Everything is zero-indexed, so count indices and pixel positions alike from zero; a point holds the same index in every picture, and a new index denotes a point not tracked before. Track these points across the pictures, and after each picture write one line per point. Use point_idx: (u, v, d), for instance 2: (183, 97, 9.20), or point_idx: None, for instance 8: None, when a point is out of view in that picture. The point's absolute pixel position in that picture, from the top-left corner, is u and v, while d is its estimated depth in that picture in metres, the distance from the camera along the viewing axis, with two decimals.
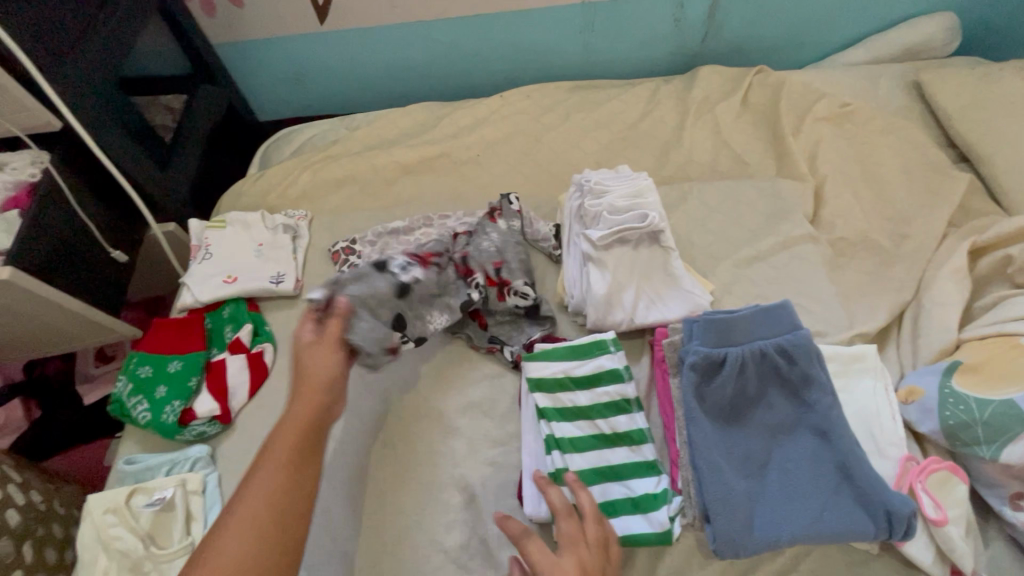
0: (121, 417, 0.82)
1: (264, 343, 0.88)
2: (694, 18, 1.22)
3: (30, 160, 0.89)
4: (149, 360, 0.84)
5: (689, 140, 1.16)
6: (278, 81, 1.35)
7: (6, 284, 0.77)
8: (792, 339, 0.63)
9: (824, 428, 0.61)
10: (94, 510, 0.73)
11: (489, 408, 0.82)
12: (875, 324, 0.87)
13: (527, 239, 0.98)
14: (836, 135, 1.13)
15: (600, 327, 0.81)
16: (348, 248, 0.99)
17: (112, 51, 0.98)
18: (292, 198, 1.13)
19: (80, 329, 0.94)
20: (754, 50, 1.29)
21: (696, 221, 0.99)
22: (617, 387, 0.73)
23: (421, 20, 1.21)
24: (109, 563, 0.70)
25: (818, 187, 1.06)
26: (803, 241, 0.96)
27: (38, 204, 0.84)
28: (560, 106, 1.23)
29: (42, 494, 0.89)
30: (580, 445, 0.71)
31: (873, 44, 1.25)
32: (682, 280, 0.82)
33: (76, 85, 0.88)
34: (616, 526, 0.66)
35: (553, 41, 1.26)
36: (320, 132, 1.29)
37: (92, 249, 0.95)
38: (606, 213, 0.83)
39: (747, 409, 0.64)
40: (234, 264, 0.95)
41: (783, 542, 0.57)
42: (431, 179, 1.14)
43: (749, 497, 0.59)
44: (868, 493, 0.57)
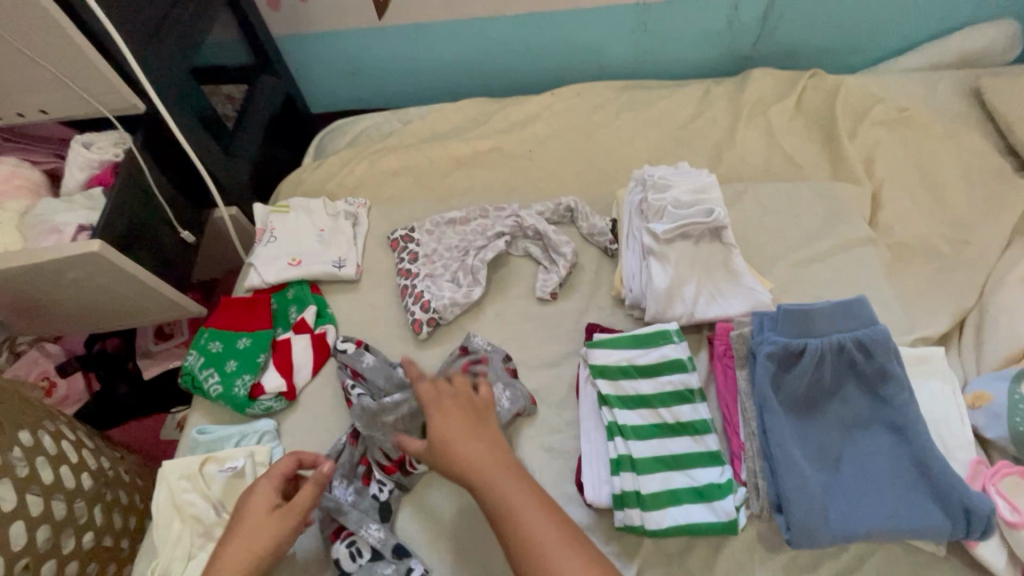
0: (193, 389, 0.85)
1: (327, 324, 0.91)
2: (749, 19, 1.22)
3: (114, 141, 0.93)
4: (219, 337, 0.88)
5: (742, 140, 1.15)
6: (331, 74, 1.38)
7: (94, 257, 0.81)
8: (871, 336, 0.67)
9: (898, 423, 0.65)
10: (168, 476, 0.75)
11: (546, 396, 0.83)
12: (936, 330, 0.88)
13: (582, 233, 0.98)
14: (895, 139, 1.11)
15: (660, 320, 0.82)
16: (406, 236, 0.99)
17: (190, 40, 1.01)
18: (348, 187, 1.15)
19: (151, 305, 0.98)
20: (808, 53, 1.28)
21: (752, 220, 0.99)
22: (681, 377, 0.73)
23: (476, 17, 1.22)
24: (183, 527, 0.72)
25: (876, 191, 1.05)
26: (862, 244, 0.96)
27: (123, 182, 0.89)
28: (612, 103, 1.23)
29: (110, 461, 0.93)
30: (642, 433, 0.71)
31: (932, 50, 1.23)
32: (743, 277, 0.83)
33: (159, 71, 0.92)
34: (677, 514, 0.67)
35: (605, 40, 1.26)
36: (374, 123, 1.31)
37: (166, 228, 0.99)
38: (670, 207, 0.85)
39: (820, 403, 0.67)
40: (298, 247, 0.98)
41: (860, 533, 0.61)
42: (484, 172, 1.16)
43: (824, 486, 0.63)
44: (942, 488, 0.61)
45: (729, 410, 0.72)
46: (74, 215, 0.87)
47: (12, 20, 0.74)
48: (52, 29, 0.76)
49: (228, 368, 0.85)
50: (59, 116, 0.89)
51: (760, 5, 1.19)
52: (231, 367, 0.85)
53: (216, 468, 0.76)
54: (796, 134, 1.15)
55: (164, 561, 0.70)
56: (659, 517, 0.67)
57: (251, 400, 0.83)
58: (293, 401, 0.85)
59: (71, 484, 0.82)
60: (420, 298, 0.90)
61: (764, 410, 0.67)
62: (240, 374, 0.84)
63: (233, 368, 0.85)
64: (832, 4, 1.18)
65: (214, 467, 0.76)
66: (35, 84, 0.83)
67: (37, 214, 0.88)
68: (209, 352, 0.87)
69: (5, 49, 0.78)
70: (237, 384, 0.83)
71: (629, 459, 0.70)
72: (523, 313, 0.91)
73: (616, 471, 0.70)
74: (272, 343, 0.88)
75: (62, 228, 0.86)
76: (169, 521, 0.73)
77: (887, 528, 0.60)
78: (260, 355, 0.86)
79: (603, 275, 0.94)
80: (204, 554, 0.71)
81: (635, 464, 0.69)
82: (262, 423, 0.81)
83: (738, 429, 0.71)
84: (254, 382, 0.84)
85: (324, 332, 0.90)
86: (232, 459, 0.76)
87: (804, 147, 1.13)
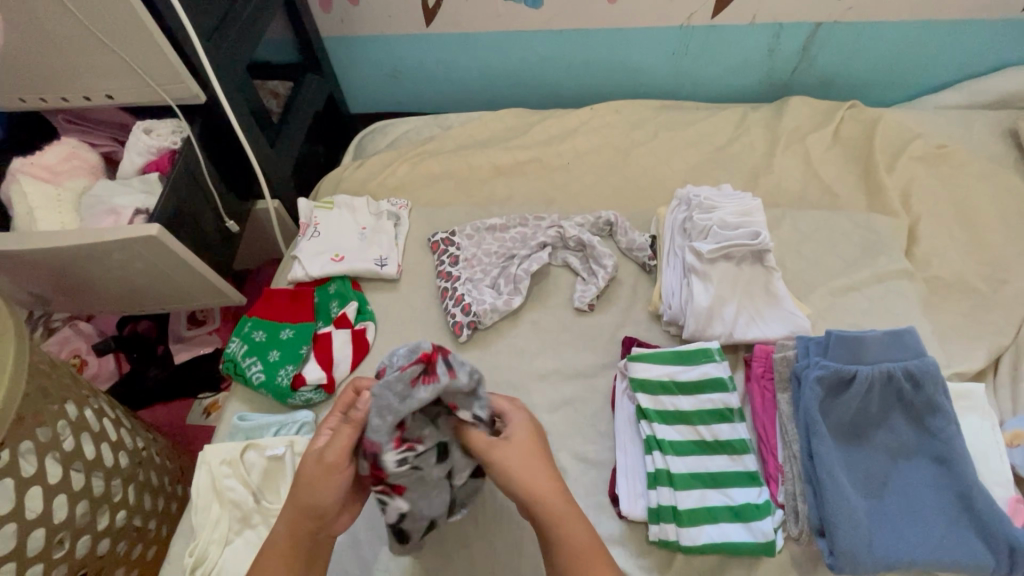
0: (233, 375, 0.88)
1: (367, 321, 0.93)
2: (789, 49, 1.24)
3: (173, 129, 0.95)
4: (262, 326, 0.91)
5: (778, 166, 1.15)
6: (374, 78, 1.41)
7: (151, 240, 0.82)
8: (920, 366, 0.68)
9: (945, 456, 0.65)
10: (210, 460, 0.77)
11: (581, 406, 0.83)
12: (974, 366, 0.89)
13: (620, 248, 0.99)
14: (932, 175, 1.12)
15: (699, 339, 0.83)
16: (447, 240, 1.01)
17: (250, 36, 1.03)
18: (389, 187, 1.17)
19: (196, 290, 1.00)
20: (845, 85, 1.30)
21: (790, 245, 1.01)
22: (722, 396, 0.74)
23: (521, 31, 1.25)
24: (222, 512, 0.74)
25: (912, 224, 1.06)
26: (899, 276, 0.97)
27: (179, 169, 0.91)
28: (650, 122, 1.24)
29: (144, 442, 0.94)
30: (680, 449, 0.72)
31: (969, 89, 1.25)
32: (783, 301, 0.83)
33: (220, 62, 0.94)
34: (713, 532, 0.67)
35: (644, 60, 1.29)
36: (415, 127, 1.33)
37: (213, 217, 1.01)
38: (715, 228, 0.86)
39: (865, 430, 0.68)
40: (341, 244, 0.99)
41: (903, 562, 0.61)
42: (522, 181, 1.17)
43: (869, 515, 0.63)
44: (990, 525, 0.61)
45: (767, 433, 0.73)
46: (131, 198, 0.90)
47: (95, 8, 0.77)
48: (133, 24, 0.78)
49: (270, 358, 0.87)
50: (122, 102, 0.91)
51: (803, 35, 1.21)
52: (274, 357, 0.88)
53: (257, 456, 0.78)
54: (834, 163, 1.16)
55: (201, 545, 0.72)
56: (695, 534, 0.67)
57: (292, 391, 0.85)
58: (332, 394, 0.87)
59: (110, 463, 0.83)
60: (461, 301, 0.92)
61: (810, 432, 0.68)
62: (283, 364, 0.87)
63: (276, 358, 0.87)
64: (873, 39, 1.20)
65: (254, 455, 0.78)
66: (103, 72, 0.86)
67: (94, 195, 0.91)
68: (252, 341, 0.89)
69: (83, 36, 0.80)
70: (279, 374, 0.86)
71: (667, 474, 0.71)
72: (560, 324, 0.92)
73: (653, 485, 0.71)
74: (313, 335, 0.90)
75: (120, 211, 0.89)
76: (207, 504, 0.74)
77: (932, 560, 0.61)
78: (302, 347, 0.89)
79: (640, 290, 0.95)
80: (240, 540, 0.73)
81: (673, 479, 0.70)
82: (301, 414, 0.83)
83: (776, 452, 0.71)
84: (296, 372, 0.86)
85: (365, 328, 0.91)
86: (273, 447, 0.78)
87: (842, 177, 1.14)
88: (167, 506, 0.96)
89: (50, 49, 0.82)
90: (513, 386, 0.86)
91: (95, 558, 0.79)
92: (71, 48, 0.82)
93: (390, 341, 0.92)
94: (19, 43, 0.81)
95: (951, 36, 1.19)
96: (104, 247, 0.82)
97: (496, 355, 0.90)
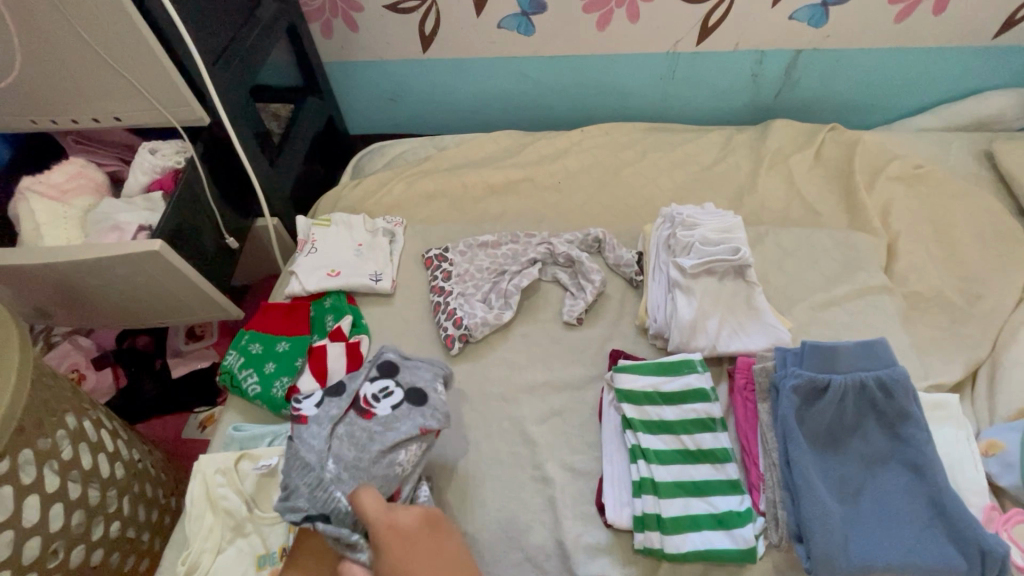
0: (231, 387, 0.90)
1: (361, 334, 0.95)
2: (771, 74, 1.29)
3: (177, 149, 0.99)
4: (259, 339, 0.94)
5: (762, 186, 1.19)
6: (373, 101, 1.46)
7: (154, 255, 0.85)
8: (890, 375, 0.71)
9: (917, 463, 0.67)
10: (205, 469, 0.78)
11: (570, 417, 0.85)
12: (951, 378, 0.91)
13: (609, 264, 1.02)
14: (910, 195, 1.16)
15: (683, 351, 0.85)
16: (440, 256, 1.04)
17: (254, 62, 1.08)
18: (386, 206, 1.21)
19: (195, 305, 1.02)
20: (826, 108, 1.35)
21: (773, 261, 1.04)
22: (704, 406, 0.77)
23: (514, 57, 1.30)
24: (215, 520, 0.75)
25: (891, 241, 1.10)
26: (878, 291, 1.00)
27: (182, 187, 0.94)
28: (639, 143, 1.29)
29: (140, 455, 0.95)
30: (664, 458, 0.74)
31: (945, 112, 1.30)
32: (764, 314, 0.86)
33: (225, 86, 0.99)
34: (697, 540, 0.69)
35: (633, 85, 1.34)
36: (411, 148, 1.37)
37: (214, 234, 1.04)
38: (697, 244, 0.89)
39: (841, 438, 0.71)
40: (337, 260, 1.02)
41: (878, 566, 0.62)
42: (514, 200, 1.21)
43: (845, 520, 0.65)
44: (962, 530, 0.63)
45: (749, 442, 0.75)
46: (135, 215, 0.94)
47: (108, 36, 0.81)
48: (145, 52, 0.83)
49: (266, 370, 0.90)
50: (130, 124, 0.95)
51: (784, 61, 1.26)
52: (270, 368, 0.90)
53: (251, 465, 0.79)
54: (816, 183, 1.20)
55: (194, 553, 0.73)
56: (679, 541, 0.69)
57: (287, 402, 0.87)
58: None
59: (106, 473, 0.85)
60: (453, 315, 0.94)
61: (787, 440, 0.70)
62: (278, 376, 0.89)
63: (272, 370, 0.90)
64: (851, 65, 1.26)
65: (248, 464, 0.79)
66: (113, 96, 0.90)
67: (100, 212, 0.94)
68: (249, 353, 0.92)
69: (96, 62, 0.85)
70: (275, 385, 0.88)
71: (652, 482, 0.73)
72: (550, 337, 0.95)
73: (638, 493, 0.72)
74: (308, 348, 0.93)
75: (124, 227, 0.92)
76: (200, 513, 0.76)
77: (906, 565, 0.62)
78: (297, 359, 0.91)
79: (628, 305, 0.98)
80: (233, 548, 0.74)
81: (657, 487, 0.72)
82: None
83: (757, 461, 0.73)
84: (291, 384, 0.88)
85: (358, 341, 0.94)
86: (267, 456, 0.79)
87: (824, 196, 1.18)
88: (161, 519, 0.97)
89: (63, 73, 0.86)
90: (503, 398, 0.88)
91: (87, 568, 0.80)
92: (84, 73, 0.86)
93: (384, 354, 0.95)
94: (35, 68, 0.85)
95: (926, 61, 1.24)
96: (107, 262, 0.85)
97: (488, 367, 0.92)
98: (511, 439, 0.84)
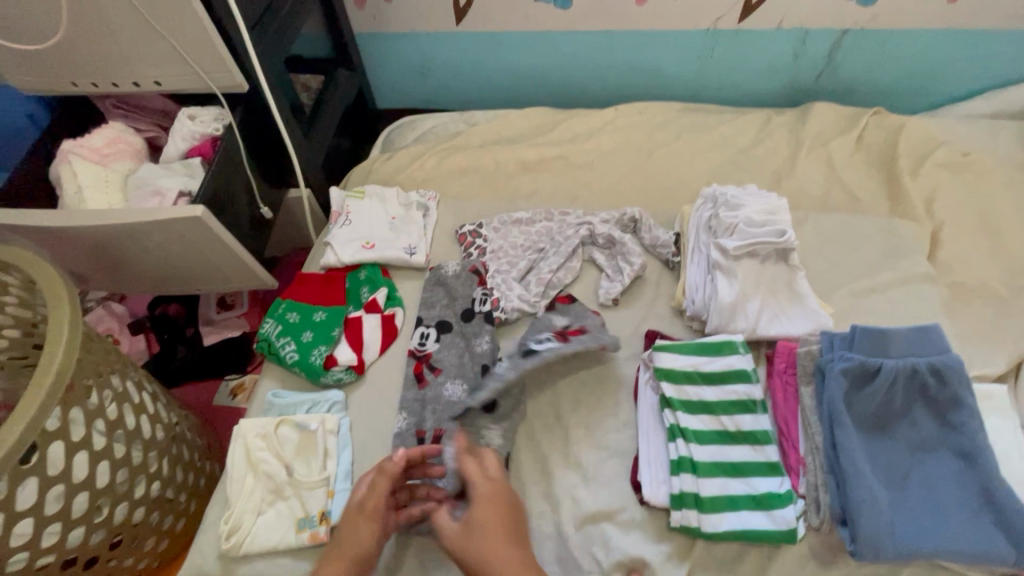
0: (268, 354, 0.91)
1: (396, 306, 0.95)
2: (814, 54, 1.25)
3: (215, 116, 0.99)
4: (296, 308, 0.95)
5: (801, 169, 1.16)
6: (402, 74, 1.43)
7: (194, 220, 0.85)
8: (945, 362, 0.69)
9: (967, 450, 0.67)
10: (246, 433, 0.81)
11: (605, 396, 0.85)
12: (994, 371, 0.90)
13: (645, 244, 1.01)
14: (956, 182, 1.12)
15: (722, 332, 0.84)
16: (474, 232, 1.04)
17: (290, 29, 1.06)
18: (417, 180, 1.20)
19: (231, 272, 1.02)
20: (869, 91, 1.31)
21: (812, 246, 1.02)
22: (745, 387, 0.76)
23: (549, 31, 1.27)
24: (256, 483, 0.78)
25: (935, 230, 1.07)
26: (922, 280, 0.98)
27: (221, 155, 0.94)
28: (673, 123, 1.26)
29: (178, 417, 0.97)
30: (702, 438, 0.74)
31: (994, 98, 1.25)
32: (806, 299, 0.85)
33: (263, 51, 0.98)
34: (736, 520, 0.69)
35: (669, 63, 1.30)
36: (442, 123, 1.35)
37: (249, 203, 1.04)
38: (741, 225, 0.88)
39: (889, 423, 0.70)
40: (371, 232, 1.02)
41: (925, 552, 0.62)
42: (548, 177, 1.20)
43: (892, 504, 0.65)
44: (1012, 519, 0.62)
45: (789, 426, 0.75)
46: (175, 180, 0.94)
47: None
48: (190, 19, 0.82)
49: (304, 339, 0.91)
50: (169, 89, 0.95)
51: (828, 41, 1.22)
52: (308, 337, 0.91)
53: (290, 431, 0.82)
54: (856, 168, 1.16)
55: (236, 514, 0.75)
56: (716, 520, 0.69)
57: (324, 370, 0.88)
58: (362, 375, 0.89)
59: (148, 434, 0.86)
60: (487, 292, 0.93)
61: (835, 423, 0.69)
62: (316, 344, 0.90)
63: (309, 339, 0.90)
64: (898, 46, 1.21)
65: (287, 429, 0.82)
66: (153, 60, 0.89)
67: (140, 177, 0.95)
68: (287, 322, 0.93)
69: (138, 26, 0.84)
70: (313, 354, 0.89)
71: (690, 462, 0.73)
72: None
73: (676, 471, 0.72)
74: (344, 319, 0.93)
75: (164, 192, 0.92)
76: (243, 475, 0.79)
77: (954, 550, 0.62)
78: (334, 329, 0.91)
79: (664, 286, 0.97)
80: (273, 511, 0.76)
81: (695, 466, 0.72)
82: (333, 393, 0.86)
83: (797, 445, 0.73)
84: (329, 353, 0.89)
85: (393, 314, 0.94)
86: (306, 423, 0.82)
87: (865, 181, 1.15)
88: (197, 481, 0.99)
89: (103, 36, 0.86)
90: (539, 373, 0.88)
91: (130, 525, 0.82)
92: (128, 38, 0.86)
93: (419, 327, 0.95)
94: (76, 30, 0.85)
95: (980, 44, 1.19)
96: (148, 227, 0.86)
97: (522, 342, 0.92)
98: (544, 414, 0.84)
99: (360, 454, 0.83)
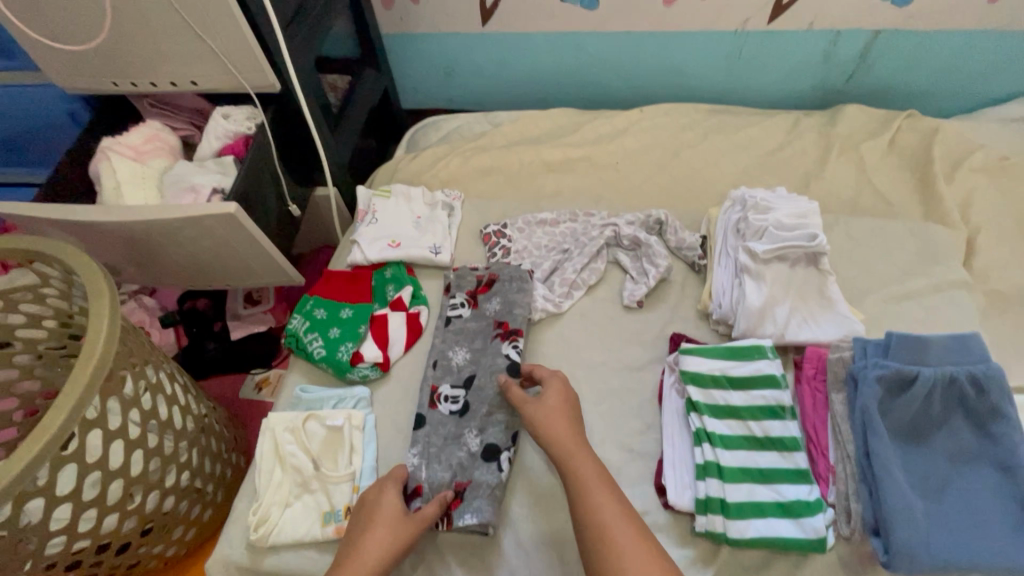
0: (296, 349, 0.93)
1: (421, 305, 0.96)
2: (845, 55, 1.23)
3: (247, 115, 1.00)
4: (323, 304, 0.96)
5: (831, 172, 1.14)
6: (427, 74, 1.44)
7: (228, 217, 0.87)
8: (985, 371, 0.68)
9: (1007, 463, 0.65)
10: (275, 427, 0.83)
11: (628, 398, 0.84)
12: None
13: (670, 247, 1.00)
14: (994, 187, 1.09)
15: (750, 337, 0.83)
16: (499, 232, 1.04)
17: (320, 29, 1.08)
18: (442, 179, 1.21)
19: (260, 268, 1.04)
20: (901, 93, 1.28)
21: (842, 250, 1.00)
22: (774, 393, 0.75)
23: (574, 31, 1.27)
24: (284, 476, 0.79)
25: (971, 236, 1.05)
26: (958, 286, 0.95)
27: (253, 153, 0.96)
28: (700, 124, 1.25)
29: (207, 409, 0.99)
30: (728, 443, 0.73)
31: None
32: (837, 304, 0.83)
33: (295, 51, 0.99)
34: (762, 527, 0.68)
35: (695, 64, 1.29)
36: (466, 123, 1.36)
37: (278, 201, 1.06)
38: (771, 228, 0.86)
39: (925, 432, 0.69)
40: (397, 231, 1.03)
41: (963, 564, 0.61)
42: (572, 178, 1.20)
43: (928, 515, 0.64)
44: None
45: (818, 434, 0.73)
46: (209, 177, 0.96)
47: None
48: (227, 19, 0.84)
49: (331, 335, 0.92)
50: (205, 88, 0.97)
51: (860, 42, 1.19)
52: (335, 334, 0.92)
53: (317, 425, 0.83)
54: (888, 171, 1.14)
55: (264, 506, 0.77)
56: (743, 526, 0.68)
57: (351, 366, 0.89)
58: (387, 371, 0.90)
59: (179, 425, 0.88)
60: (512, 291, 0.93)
61: (868, 431, 0.68)
62: (343, 341, 0.91)
63: (336, 335, 0.92)
64: (933, 47, 1.18)
65: (314, 424, 0.83)
66: (189, 59, 0.91)
67: (175, 174, 0.97)
68: (314, 317, 0.94)
69: (176, 26, 0.86)
70: (340, 350, 0.90)
71: (715, 466, 0.72)
72: (608, 316, 0.94)
73: (701, 476, 0.72)
74: (370, 316, 0.94)
75: (198, 188, 0.94)
76: (271, 468, 0.80)
77: (993, 563, 0.61)
78: (360, 326, 0.92)
79: (689, 289, 0.96)
80: (299, 504, 0.78)
81: (721, 472, 0.71)
82: (359, 390, 0.88)
83: (827, 452, 0.72)
84: (355, 350, 0.90)
85: (418, 312, 0.95)
86: (333, 418, 0.83)
87: (898, 185, 1.13)
88: (224, 472, 1.01)
89: (143, 36, 0.88)
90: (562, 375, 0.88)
91: (161, 513, 0.84)
92: (166, 37, 0.88)
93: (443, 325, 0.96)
94: (118, 31, 0.87)
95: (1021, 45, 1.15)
96: (182, 222, 0.88)
97: (545, 342, 0.92)
98: None
99: (384, 450, 0.84)
